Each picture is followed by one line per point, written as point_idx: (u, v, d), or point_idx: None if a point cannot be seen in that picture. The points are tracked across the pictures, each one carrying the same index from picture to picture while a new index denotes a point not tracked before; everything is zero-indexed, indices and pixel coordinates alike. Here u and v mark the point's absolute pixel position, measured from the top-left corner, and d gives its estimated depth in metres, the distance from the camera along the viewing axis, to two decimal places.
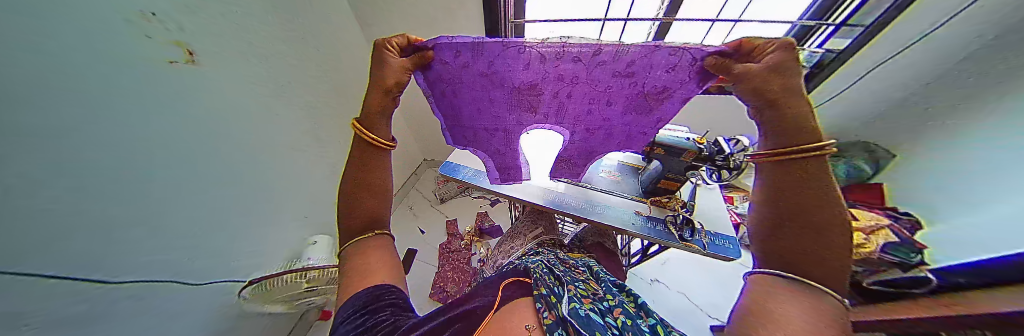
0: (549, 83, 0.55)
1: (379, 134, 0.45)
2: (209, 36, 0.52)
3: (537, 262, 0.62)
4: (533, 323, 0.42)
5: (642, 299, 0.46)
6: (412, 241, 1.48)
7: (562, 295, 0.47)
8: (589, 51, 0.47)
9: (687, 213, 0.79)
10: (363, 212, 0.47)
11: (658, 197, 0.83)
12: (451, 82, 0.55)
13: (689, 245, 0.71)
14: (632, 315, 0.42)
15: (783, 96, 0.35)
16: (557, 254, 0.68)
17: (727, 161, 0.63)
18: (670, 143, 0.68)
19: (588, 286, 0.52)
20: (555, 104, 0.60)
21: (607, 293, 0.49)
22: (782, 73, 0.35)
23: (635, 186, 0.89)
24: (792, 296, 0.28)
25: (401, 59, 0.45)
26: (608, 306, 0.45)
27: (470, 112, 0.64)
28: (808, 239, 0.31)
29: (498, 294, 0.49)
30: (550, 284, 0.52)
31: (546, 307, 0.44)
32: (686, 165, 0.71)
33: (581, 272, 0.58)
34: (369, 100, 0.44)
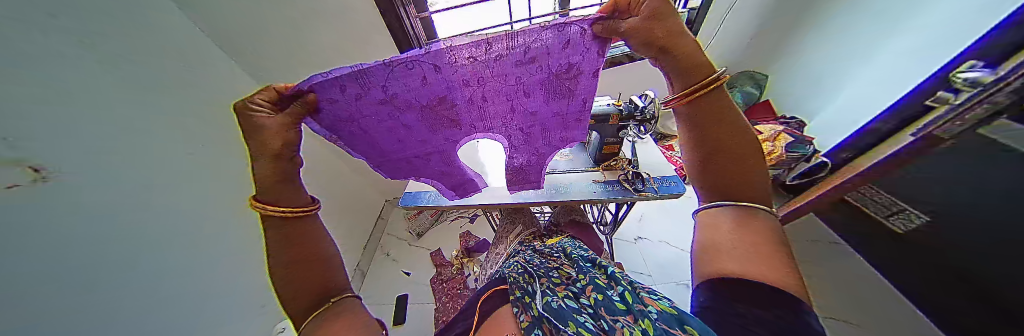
0: (457, 91, 0.53)
1: (288, 202, 0.38)
2: (11, 145, 0.41)
3: (513, 265, 0.61)
4: (513, 330, 0.42)
5: (611, 268, 0.48)
6: (398, 287, 1.38)
7: (536, 291, 0.47)
8: (478, 50, 0.45)
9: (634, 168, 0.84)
10: (311, 282, 0.37)
11: (607, 163, 0.89)
12: (353, 119, 0.52)
13: (644, 194, 0.75)
14: (603, 287, 0.43)
15: (671, 42, 0.31)
16: (535, 247, 0.68)
17: (644, 115, 0.72)
18: (597, 112, 0.74)
19: (562, 272, 0.53)
20: (475, 110, 0.59)
21: (580, 273, 0.50)
22: (660, 19, 0.32)
23: (586, 159, 0.95)
24: (736, 223, 0.28)
25: (279, 115, 0.39)
26: (582, 287, 0.46)
27: (393, 144, 0.63)
28: (736, 169, 0.31)
29: (477, 312, 0.49)
30: (524, 283, 0.51)
31: (522, 309, 0.44)
32: (614, 129, 0.78)
33: (556, 259, 0.59)
34: (258, 174, 0.36)
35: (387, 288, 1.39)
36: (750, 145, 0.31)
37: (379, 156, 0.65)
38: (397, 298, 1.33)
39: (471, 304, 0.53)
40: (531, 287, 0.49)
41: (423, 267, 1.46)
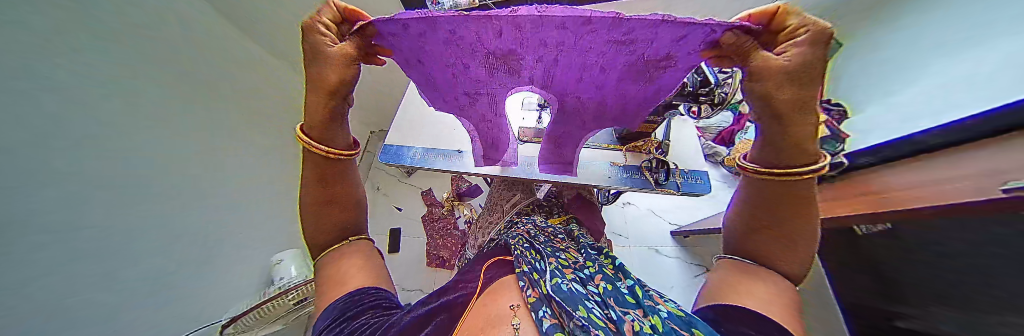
0: (530, 49, 0.40)
1: (331, 144, 0.38)
2: None
3: (517, 237, 0.58)
4: (518, 301, 0.39)
5: (619, 260, 0.48)
6: (393, 221, 1.45)
7: (544, 268, 0.45)
8: (575, 19, 0.31)
9: (660, 154, 0.82)
10: (331, 226, 0.43)
11: (634, 143, 0.84)
12: (414, 50, 0.40)
13: (662, 188, 0.76)
14: (612, 278, 0.44)
15: (794, 116, 0.24)
16: (536, 221, 0.65)
17: (711, 94, 0.61)
18: None
19: (569, 255, 0.52)
20: (539, 69, 0.45)
21: (588, 260, 0.51)
22: (798, 81, 0.22)
23: (608, 134, 0.86)
24: (762, 277, 0.32)
25: (341, 44, 0.32)
26: (590, 274, 0.46)
27: (445, 77, 0.48)
28: (775, 246, 0.33)
29: (479, 279, 0.48)
30: (532, 259, 0.49)
31: (529, 284, 0.41)
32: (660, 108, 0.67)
33: (561, 241, 0.58)
34: (310, 108, 0.33)
35: (380, 220, 1.46)
36: (798, 228, 0.32)
37: (428, 85, 0.52)
38: (391, 229, 1.42)
39: (473, 271, 0.52)
40: (539, 264, 0.47)
41: (414, 204, 1.50)
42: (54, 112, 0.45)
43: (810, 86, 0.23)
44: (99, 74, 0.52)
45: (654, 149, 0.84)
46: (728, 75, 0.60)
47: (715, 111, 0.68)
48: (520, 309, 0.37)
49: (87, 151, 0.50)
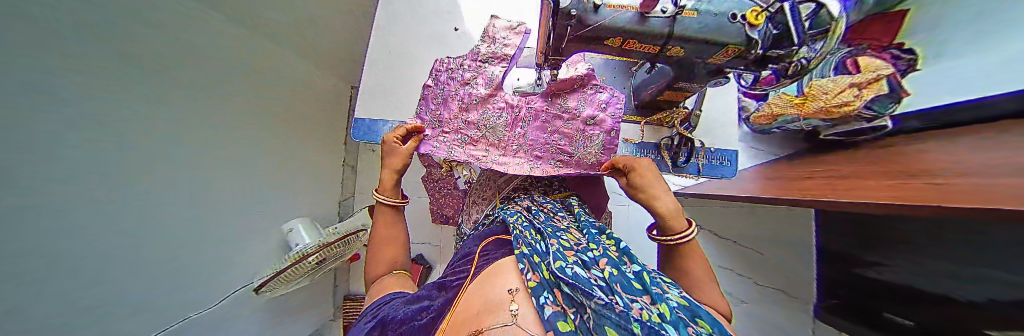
0: (510, 128, 0.63)
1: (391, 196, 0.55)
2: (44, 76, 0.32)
3: (516, 215, 0.53)
4: (518, 284, 0.31)
5: (626, 243, 0.38)
6: None
7: (545, 250, 0.38)
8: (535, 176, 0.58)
9: (687, 130, 0.70)
10: (383, 260, 0.50)
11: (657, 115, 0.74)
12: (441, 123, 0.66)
13: (679, 170, 0.70)
14: (618, 262, 0.32)
15: (646, 194, 0.42)
16: (534, 198, 0.61)
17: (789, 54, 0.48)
18: (704, 32, 0.44)
19: (571, 236, 0.44)
20: (514, 123, 0.63)
21: (591, 242, 0.41)
22: (638, 186, 0.44)
23: (626, 99, 0.74)
24: (703, 281, 0.35)
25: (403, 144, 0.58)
26: (594, 258, 0.35)
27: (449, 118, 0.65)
28: (702, 278, 0.35)
29: (477, 258, 0.44)
30: (532, 241, 0.42)
31: (529, 268, 0.33)
32: (707, 71, 0.53)
33: (562, 220, 0.51)
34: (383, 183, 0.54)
35: None
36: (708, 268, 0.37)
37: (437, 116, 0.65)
38: None
39: (471, 253, 0.49)
40: (539, 246, 0.40)
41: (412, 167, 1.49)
42: (121, 101, 0.45)
43: (642, 185, 0.44)
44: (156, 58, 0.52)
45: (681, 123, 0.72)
46: (825, 30, 0.47)
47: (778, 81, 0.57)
48: (519, 293, 0.28)
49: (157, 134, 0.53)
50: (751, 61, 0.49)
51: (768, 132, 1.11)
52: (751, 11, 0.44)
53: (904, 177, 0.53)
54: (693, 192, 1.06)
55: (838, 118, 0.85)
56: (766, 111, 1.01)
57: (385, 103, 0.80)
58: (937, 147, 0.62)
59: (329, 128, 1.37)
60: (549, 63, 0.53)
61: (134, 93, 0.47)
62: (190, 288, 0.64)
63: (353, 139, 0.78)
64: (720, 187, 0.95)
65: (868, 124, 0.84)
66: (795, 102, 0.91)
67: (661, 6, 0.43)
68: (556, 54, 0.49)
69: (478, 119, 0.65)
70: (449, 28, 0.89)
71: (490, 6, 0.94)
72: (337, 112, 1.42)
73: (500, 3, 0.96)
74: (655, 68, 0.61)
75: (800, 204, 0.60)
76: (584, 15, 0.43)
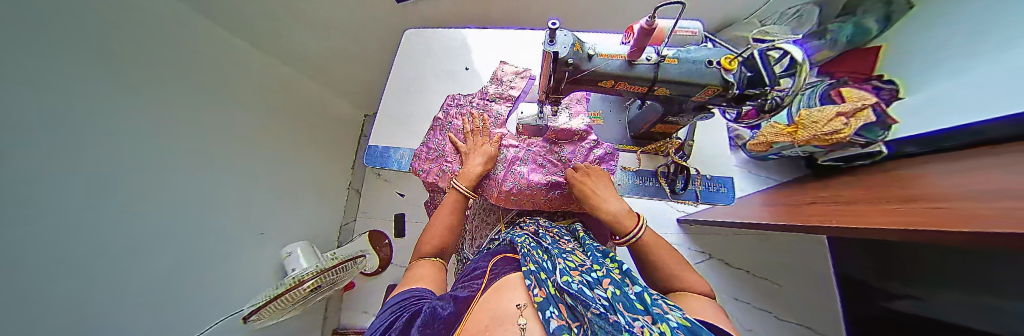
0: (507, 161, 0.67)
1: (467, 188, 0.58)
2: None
3: (523, 236, 0.53)
4: (525, 300, 0.30)
5: (628, 266, 0.38)
6: (394, 207, 1.49)
7: (551, 268, 0.38)
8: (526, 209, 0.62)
9: (683, 159, 0.72)
10: (427, 245, 0.49)
11: (651, 145, 0.75)
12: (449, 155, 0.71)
13: (678, 196, 0.71)
14: (621, 283, 0.32)
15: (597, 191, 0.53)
16: (541, 222, 0.62)
17: (763, 91, 0.49)
18: (682, 76, 0.49)
19: (575, 257, 0.43)
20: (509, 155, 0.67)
21: (595, 263, 0.41)
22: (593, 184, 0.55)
23: (620, 130, 0.77)
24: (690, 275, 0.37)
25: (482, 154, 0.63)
26: (597, 277, 0.34)
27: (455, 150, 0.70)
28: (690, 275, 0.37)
29: (487, 274, 0.42)
30: (538, 258, 0.41)
31: (535, 283, 0.32)
32: (691, 107, 0.56)
33: (567, 243, 0.51)
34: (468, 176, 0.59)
35: (385, 206, 1.49)
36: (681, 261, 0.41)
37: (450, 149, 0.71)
38: (396, 215, 1.46)
39: (481, 268, 0.48)
40: (546, 264, 0.39)
41: (414, 190, 1.49)
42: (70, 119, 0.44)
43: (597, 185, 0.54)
44: (105, 74, 0.52)
45: (675, 152, 0.74)
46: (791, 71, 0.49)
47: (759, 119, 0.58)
48: (528, 308, 0.28)
49: (111, 152, 0.52)
50: (730, 99, 0.51)
51: (765, 158, 1.14)
52: (721, 58, 0.49)
53: (906, 201, 0.54)
54: (699, 218, 1.06)
55: (829, 145, 0.88)
56: (760, 140, 0.99)
57: (401, 134, 0.87)
58: (936, 173, 0.62)
59: (330, 152, 1.42)
60: (549, 100, 0.61)
61: (81, 110, 0.46)
62: (161, 310, 0.60)
63: (369, 166, 0.82)
64: (725, 213, 0.93)
65: (860, 150, 0.87)
66: (786, 130, 0.92)
67: (646, 55, 0.49)
68: (555, 93, 0.57)
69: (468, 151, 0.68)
70: (458, 66, 0.97)
71: (496, 44, 1.02)
72: (337, 137, 1.47)
73: (506, 40, 1.03)
74: (644, 104, 0.65)
75: (808, 229, 0.59)
76: (579, 62, 0.49)
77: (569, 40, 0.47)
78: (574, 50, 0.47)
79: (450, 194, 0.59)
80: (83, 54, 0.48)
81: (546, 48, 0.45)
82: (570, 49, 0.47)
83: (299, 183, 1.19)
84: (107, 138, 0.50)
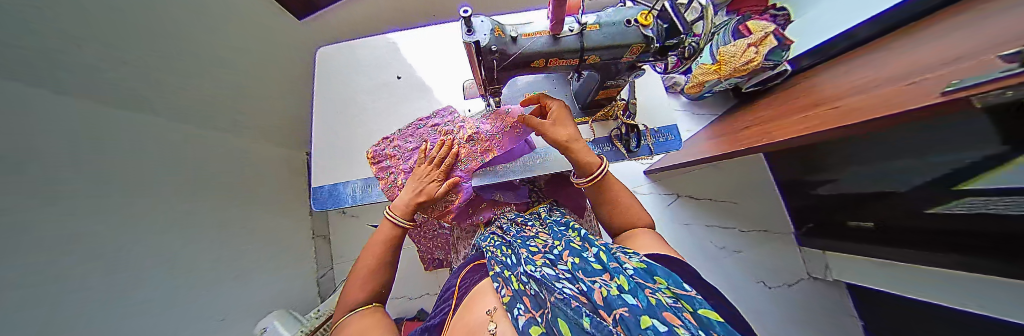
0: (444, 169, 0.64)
1: (404, 217, 0.53)
2: None
3: (490, 236, 0.52)
4: (495, 302, 0.34)
5: (585, 230, 0.41)
6: None
7: (515, 261, 0.40)
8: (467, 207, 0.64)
9: (628, 118, 0.76)
10: (362, 290, 0.46)
11: (599, 112, 0.77)
12: (389, 177, 0.67)
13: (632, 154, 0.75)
14: (579, 250, 0.36)
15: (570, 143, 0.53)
16: (510, 212, 0.60)
17: (680, 41, 0.53)
18: (606, 41, 0.50)
19: (539, 240, 0.44)
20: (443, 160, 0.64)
21: (556, 239, 0.42)
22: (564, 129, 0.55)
23: (568, 105, 0.78)
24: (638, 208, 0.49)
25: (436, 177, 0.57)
26: (559, 253, 0.38)
27: (394, 173, 0.66)
28: (637, 207, 0.49)
29: (458, 289, 0.44)
30: (503, 255, 0.43)
31: (503, 283, 0.36)
32: (624, 68, 0.58)
33: (532, 227, 0.50)
34: (405, 203, 0.54)
35: (362, 243, 1.38)
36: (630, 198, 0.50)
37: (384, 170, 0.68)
38: None
39: (452, 285, 0.47)
40: (510, 258, 0.42)
41: None
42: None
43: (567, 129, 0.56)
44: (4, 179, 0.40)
45: (622, 112, 0.78)
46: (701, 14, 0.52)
47: (683, 65, 0.62)
48: (498, 311, 0.32)
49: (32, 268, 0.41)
50: (654, 54, 0.54)
51: (702, 97, 1.25)
52: (640, 14, 0.51)
53: (813, 106, 0.63)
54: (663, 163, 1.15)
55: (747, 74, 1.00)
56: (693, 82, 1.12)
57: (346, 166, 0.78)
58: (829, 77, 0.74)
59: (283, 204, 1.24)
60: (490, 91, 0.61)
61: None
62: None
63: (320, 209, 0.74)
64: (683, 153, 1.03)
65: (770, 73, 0.99)
66: (713, 68, 1.03)
67: (568, 26, 0.49)
68: (493, 83, 0.57)
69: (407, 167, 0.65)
70: (391, 76, 0.89)
71: (428, 43, 0.95)
72: (285, 185, 1.29)
73: (436, 37, 0.96)
74: (583, 75, 0.68)
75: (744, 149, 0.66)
76: (504, 47, 0.49)
77: (488, 26, 0.47)
78: (495, 36, 0.48)
79: (385, 225, 0.53)
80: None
81: (466, 39, 0.46)
82: (491, 36, 0.48)
83: (253, 249, 1.01)
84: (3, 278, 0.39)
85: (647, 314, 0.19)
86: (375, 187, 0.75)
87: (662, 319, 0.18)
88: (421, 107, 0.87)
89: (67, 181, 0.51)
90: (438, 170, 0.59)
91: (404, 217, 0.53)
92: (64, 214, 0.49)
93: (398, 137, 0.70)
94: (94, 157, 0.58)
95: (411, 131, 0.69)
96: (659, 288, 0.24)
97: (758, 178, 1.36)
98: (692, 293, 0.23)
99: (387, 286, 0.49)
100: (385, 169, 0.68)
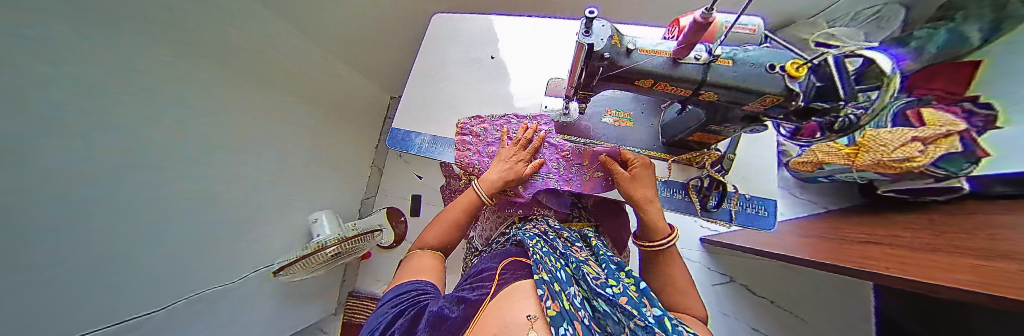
0: None
1: (485, 190, 0.55)
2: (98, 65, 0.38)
3: (533, 238, 0.46)
4: (534, 309, 0.27)
5: (643, 282, 0.31)
6: (411, 188, 1.53)
7: (565, 278, 0.32)
8: (520, 204, 0.64)
9: (716, 172, 0.68)
10: (435, 235, 0.52)
11: (687, 154, 0.70)
12: (473, 149, 0.72)
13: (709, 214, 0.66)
14: (636, 301, 0.27)
15: (642, 199, 0.52)
16: (550, 222, 0.56)
17: (839, 108, 0.43)
18: (731, 79, 0.45)
19: (588, 268, 0.36)
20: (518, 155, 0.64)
21: (607, 276, 0.33)
22: (636, 179, 0.54)
23: (651, 135, 0.72)
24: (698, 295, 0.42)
25: (522, 161, 0.60)
26: (610, 294, 0.29)
27: (481, 147, 0.72)
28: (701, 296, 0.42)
29: (497, 277, 0.36)
30: (547, 261, 0.36)
31: (548, 292, 0.28)
32: (739, 115, 0.52)
33: (581, 252, 0.42)
34: (492, 174, 0.57)
35: (402, 185, 1.54)
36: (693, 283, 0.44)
37: (477, 141, 0.73)
38: (412, 197, 1.50)
39: (489, 269, 0.42)
40: (558, 272, 0.34)
41: (431, 175, 1.53)
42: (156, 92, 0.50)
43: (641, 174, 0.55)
44: (183, 52, 0.56)
45: (710, 164, 0.70)
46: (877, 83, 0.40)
47: (826, 136, 0.50)
48: (539, 320, 0.25)
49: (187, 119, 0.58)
50: (791, 111, 0.46)
51: (814, 180, 1.01)
52: (790, 62, 0.43)
53: (995, 253, 0.44)
54: (726, 240, 0.99)
55: (900, 173, 0.77)
56: (808, 158, 0.92)
57: (421, 120, 0.88)
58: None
59: (358, 131, 1.47)
60: (578, 95, 0.60)
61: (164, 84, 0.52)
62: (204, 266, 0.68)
63: (392, 147, 0.85)
64: (762, 239, 0.85)
65: (937, 183, 0.73)
66: (846, 151, 0.83)
67: (696, 53, 0.44)
68: (585, 88, 0.56)
69: (489, 149, 0.70)
70: (484, 55, 0.96)
71: (528, 33, 0.98)
72: (366, 114, 1.52)
73: (536, 30, 0.99)
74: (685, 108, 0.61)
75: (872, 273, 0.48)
76: (615, 57, 0.46)
77: (607, 31, 0.43)
78: (612, 43, 0.45)
79: (468, 194, 0.57)
80: (174, 36, 0.53)
81: (581, 40, 0.43)
82: (608, 42, 0.44)
83: (327, 157, 1.25)
84: (165, 108, 0.53)
85: None
86: (439, 146, 0.83)
87: None
88: (498, 89, 0.91)
89: (227, 62, 0.69)
90: (524, 153, 0.62)
91: (487, 194, 0.55)
92: (221, 83, 0.67)
93: (486, 119, 0.76)
94: (252, 51, 0.78)
95: (499, 120, 0.75)
96: None
97: (855, 305, 1.04)
98: None
99: (454, 243, 0.55)
100: (465, 143, 0.73)
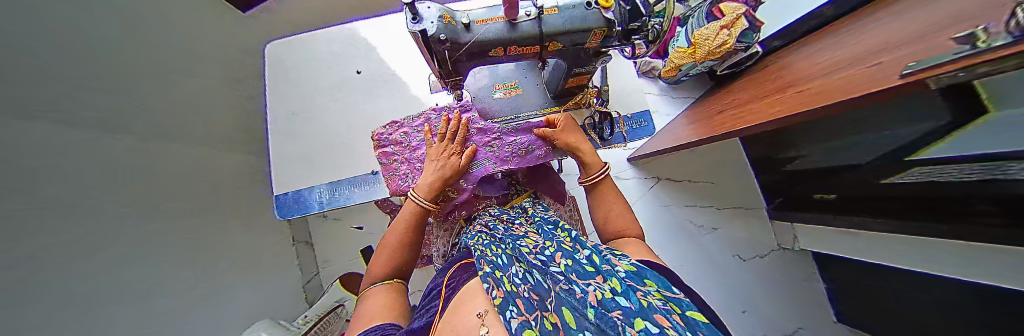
0: None
1: (427, 199, 0.50)
2: None
3: (476, 236, 0.46)
4: (486, 304, 0.26)
5: (575, 230, 0.36)
6: (358, 242, 1.34)
7: (507, 261, 0.33)
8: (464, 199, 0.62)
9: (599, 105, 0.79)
10: (382, 267, 0.45)
11: (573, 99, 0.76)
12: (404, 159, 0.65)
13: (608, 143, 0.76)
14: (572, 252, 0.30)
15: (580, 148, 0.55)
16: (492, 211, 0.56)
17: (644, 25, 0.52)
18: (564, 25, 0.50)
19: (529, 240, 0.38)
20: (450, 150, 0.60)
21: (545, 239, 0.36)
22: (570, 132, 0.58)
23: (539, 94, 0.77)
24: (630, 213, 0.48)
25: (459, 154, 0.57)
26: (550, 254, 0.31)
27: (411, 157, 0.64)
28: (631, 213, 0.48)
29: (444, 289, 0.36)
30: (491, 253, 0.36)
31: (493, 284, 0.28)
32: (590, 54, 0.59)
33: (522, 226, 0.44)
34: (430, 177, 0.52)
35: (346, 247, 1.33)
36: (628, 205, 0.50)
37: (407, 150, 0.65)
38: (363, 251, 1.32)
39: (438, 285, 0.40)
40: (501, 258, 0.34)
41: (375, 218, 1.36)
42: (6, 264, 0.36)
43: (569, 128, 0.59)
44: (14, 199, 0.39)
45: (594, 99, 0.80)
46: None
47: (651, 48, 0.61)
48: (489, 313, 0.25)
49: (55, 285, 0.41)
50: (618, 37, 0.54)
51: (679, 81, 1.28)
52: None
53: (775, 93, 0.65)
54: (644, 152, 1.19)
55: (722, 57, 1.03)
56: (669, 66, 1.15)
57: (307, 168, 0.78)
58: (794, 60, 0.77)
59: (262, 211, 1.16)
60: (450, 84, 0.61)
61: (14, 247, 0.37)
62: None
63: (285, 218, 0.72)
64: (665, 140, 1.05)
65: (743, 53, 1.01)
66: (688, 51, 1.05)
67: (524, 11, 0.49)
68: (452, 74, 0.57)
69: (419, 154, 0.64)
70: (349, 72, 0.88)
71: (388, 37, 0.94)
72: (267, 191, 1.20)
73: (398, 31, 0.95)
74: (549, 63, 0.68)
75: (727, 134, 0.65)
76: (454, 36, 0.48)
77: (435, 14, 0.46)
78: (443, 23, 0.47)
79: (407, 206, 0.51)
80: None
81: (412, 28, 0.46)
82: (438, 23, 0.46)
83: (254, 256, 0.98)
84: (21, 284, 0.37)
85: (639, 315, 0.17)
86: (342, 192, 0.74)
87: (653, 322, 0.16)
88: (382, 104, 0.88)
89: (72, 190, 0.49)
90: (454, 145, 0.58)
91: (427, 199, 0.50)
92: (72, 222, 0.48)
93: (404, 122, 0.68)
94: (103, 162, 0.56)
95: (420, 120, 0.67)
96: (648, 290, 0.22)
97: (732, 157, 1.42)
98: (680, 296, 0.22)
99: (409, 266, 0.48)
100: (389, 154, 0.66)
